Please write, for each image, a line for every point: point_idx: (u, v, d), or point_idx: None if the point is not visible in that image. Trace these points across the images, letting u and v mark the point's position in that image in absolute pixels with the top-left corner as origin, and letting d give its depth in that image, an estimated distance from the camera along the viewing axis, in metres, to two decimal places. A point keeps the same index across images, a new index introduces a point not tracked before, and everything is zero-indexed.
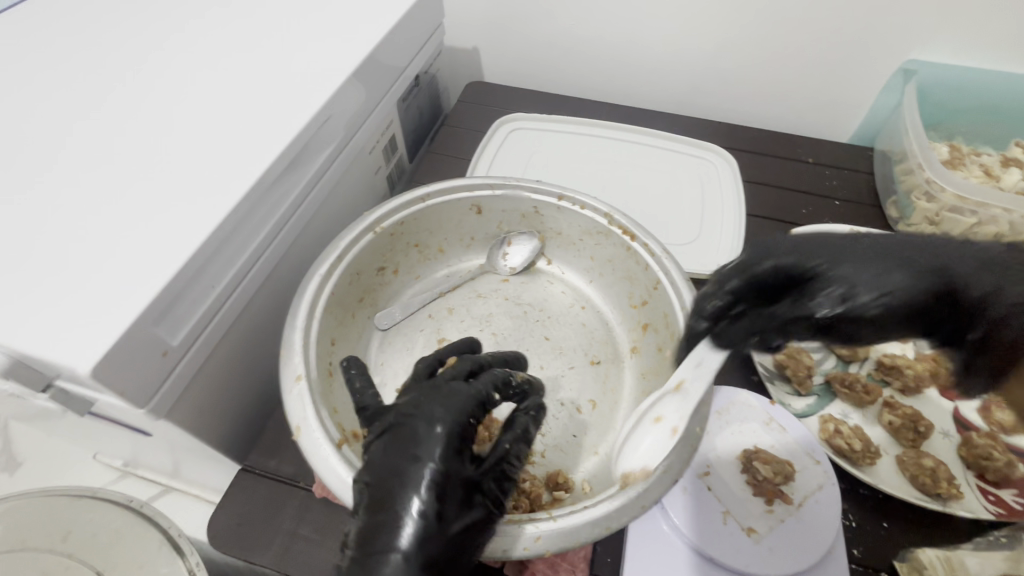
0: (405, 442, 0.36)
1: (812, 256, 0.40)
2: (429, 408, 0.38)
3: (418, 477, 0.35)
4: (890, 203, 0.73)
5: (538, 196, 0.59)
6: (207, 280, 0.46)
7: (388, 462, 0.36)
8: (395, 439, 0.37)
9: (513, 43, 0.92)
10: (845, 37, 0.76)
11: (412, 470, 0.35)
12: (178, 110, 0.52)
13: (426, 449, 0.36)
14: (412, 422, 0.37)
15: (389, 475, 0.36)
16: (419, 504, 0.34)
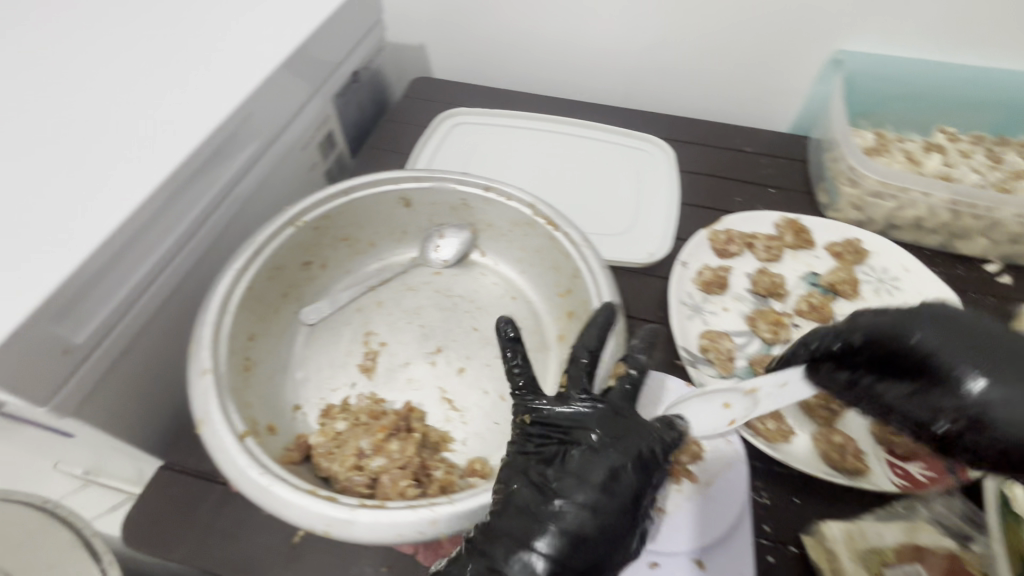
0: (590, 466, 0.40)
1: (942, 356, 0.35)
2: (610, 437, 0.41)
3: (592, 503, 0.39)
4: (821, 190, 0.75)
5: (464, 188, 0.60)
6: (115, 277, 0.46)
7: (560, 477, 0.40)
8: (576, 458, 0.41)
9: (456, 38, 0.92)
10: (776, 29, 0.77)
11: (588, 494, 0.39)
12: (91, 108, 0.52)
13: (617, 479, 0.40)
14: (604, 451, 0.41)
15: (550, 491, 0.40)
16: (583, 526, 0.38)
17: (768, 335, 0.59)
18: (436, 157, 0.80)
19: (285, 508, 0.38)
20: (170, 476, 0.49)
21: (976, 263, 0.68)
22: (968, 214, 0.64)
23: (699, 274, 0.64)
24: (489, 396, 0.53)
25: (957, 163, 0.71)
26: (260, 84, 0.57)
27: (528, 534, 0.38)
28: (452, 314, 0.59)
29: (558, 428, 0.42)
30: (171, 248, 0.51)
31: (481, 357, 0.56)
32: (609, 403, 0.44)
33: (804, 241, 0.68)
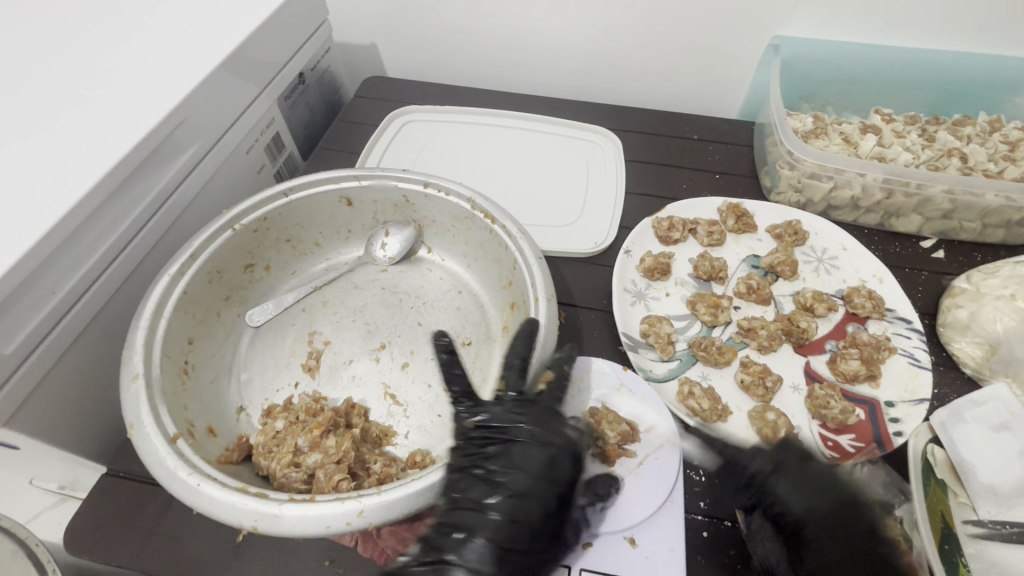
0: (526, 463, 0.44)
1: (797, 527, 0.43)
2: (542, 434, 0.45)
3: (530, 497, 0.42)
4: (764, 173, 0.76)
5: (404, 185, 0.60)
6: (43, 287, 0.45)
7: (503, 477, 0.43)
8: (512, 457, 0.44)
9: (406, 37, 0.92)
10: (716, 18, 0.78)
11: (526, 492, 0.42)
12: (16, 119, 0.51)
13: (552, 474, 0.43)
14: (538, 447, 0.44)
15: (490, 489, 0.42)
16: (524, 520, 0.41)
17: (708, 317, 0.61)
18: (386, 156, 0.80)
19: (214, 506, 0.39)
20: (113, 482, 0.49)
21: (912, 239, 0.70)
22: (900, 192, 0.66)
23: (642, 261, 0.65)
24: (432, 389, 0.54)
25: (891, 144, 0.73)
26: (193, 89, 0.57)
27: (471, 534, 0.40)
28: (397, 310, 0.60)
29: (498, 428, 0.46)
30: (104, 256, 0.51)
31: (425, 351, 0.57)
32: (545, 404, 0.48)
33: (746, 225, 0.69)
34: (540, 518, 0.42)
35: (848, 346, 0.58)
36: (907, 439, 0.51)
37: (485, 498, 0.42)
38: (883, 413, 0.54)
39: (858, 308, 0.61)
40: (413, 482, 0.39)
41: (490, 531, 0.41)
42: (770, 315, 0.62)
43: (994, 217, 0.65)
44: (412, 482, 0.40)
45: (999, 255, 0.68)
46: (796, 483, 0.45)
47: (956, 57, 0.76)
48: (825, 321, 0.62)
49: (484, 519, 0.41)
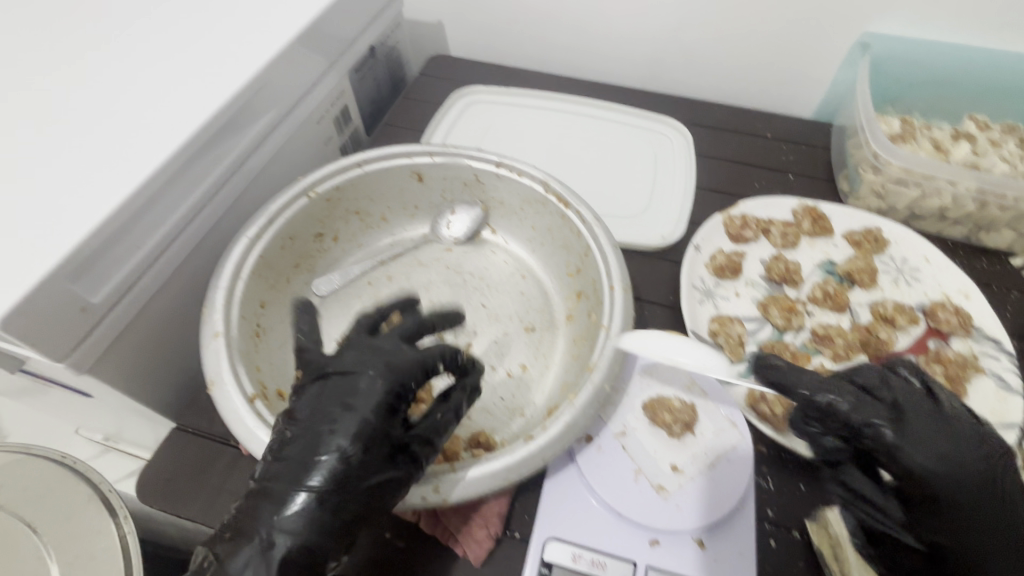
0: (337, 395, 0.39)
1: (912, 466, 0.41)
2: (357, 368, 0.40)
3: (348, 426, 0.37)
4: (841, 177, 0.73)
5: (477, 163, 0.59)
6: (131, 239, 0.47)
7: (322, 405, 0.38)
8: (334, 382, 0.40)
9: (474, 16, 0.91)
10: (802, 12, 0.75)
11: (345, 416, 0.38)
12: (108, 73, 0.52)
13: (371, 395, 0.38)
14: (352, 375, 0.39)
15: (314, 417, 0.38)
16: (341, 448, 0.37)
17: (781, 321, 0.59)
18: (449, 136, 0.79)
19: None
20: (184, 437, 0.51)
21: (1000, 256, 0.66)
22: (995, 204, 0.62)
23: (712, 259, 0.63)
24: (494, 372, 0.54)
25: (986, 153, 0.68)
26: (276, 56, 0.57)
27: (295, 465, 0.37)
28: (461, 290, 0.60)
29: (339, 354, 0.41)
30: (185, 214, 0.51)
31: (489, 333, 0.56)
32: (376, 340, 0.42)
33: (822, 229, 0.67)
34: (358, 447, 0.37)
35: (931, 363, 0.55)
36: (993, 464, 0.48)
37: (300, 425, 0.38)
38: None
39: (942, 324, 0.57)
40: (488, 463, 0.39)
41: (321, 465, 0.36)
42: (846, 324, 0.60)
43: None
44: (486, 464, 0.39)
45: None
46: (915, 438, 0.41)
47: None
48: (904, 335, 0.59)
49: (307, 451, 0.37)
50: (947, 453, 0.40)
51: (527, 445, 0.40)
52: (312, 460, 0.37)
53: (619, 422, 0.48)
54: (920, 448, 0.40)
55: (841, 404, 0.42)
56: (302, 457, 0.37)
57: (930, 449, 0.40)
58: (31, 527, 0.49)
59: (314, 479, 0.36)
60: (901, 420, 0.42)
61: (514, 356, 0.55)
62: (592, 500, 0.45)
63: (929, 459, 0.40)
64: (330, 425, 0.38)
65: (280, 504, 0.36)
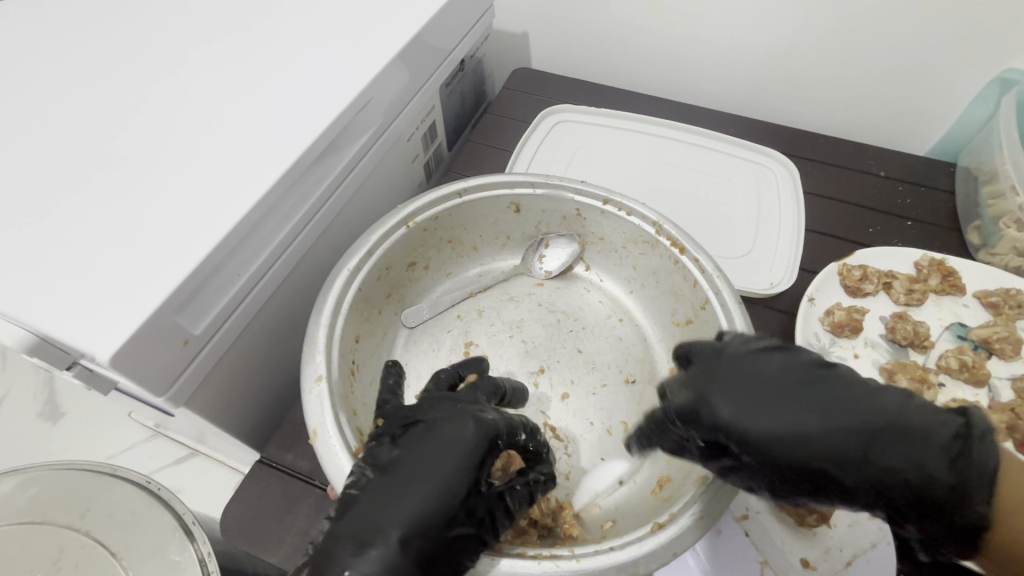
0: (419, 449, 0.36)
1: (839, 435, 0.33)
2: (433, 432, 0.37)
3: (436, 476, 0.34)
4: (971, 228, 0.66)
5: (581, 198, 0.56)
6: (232, 268, 0.45)
7: (406, 457, 0.35)
8: (413, 438, 0.37)
9: (563, 28, 0.87)
10: (939, 40, 0.67)
11: (429, 465, 0.35)
12: (214, 88, 0.50)
13: (455, 453, 0.35)
14: (425, 441, 0.36)
15: (400, 464, 0.35)
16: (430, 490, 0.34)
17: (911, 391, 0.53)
18: (535, 158, 0.76)
19: None
20: (268, 471, 0.49)
21: None
22: None
23: (829, 314, 0.58)
24: (594, 428, 0.50)
25: None
26: (379, 73, 0.55)
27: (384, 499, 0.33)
28: (556, 332, 0.56)
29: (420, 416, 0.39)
30: (283, 240, 0.49)
31: (586, 383, 0.52)
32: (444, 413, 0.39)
33: (952, 287, 0.60)
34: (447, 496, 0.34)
35: None
36: None
37: (379, 474, 0.35)
38: None
39: None
40: (616, 552, 0.36)
41: (383, 542, 0.31)
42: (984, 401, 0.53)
43: None
44: (613, 552, 0.36)
45: None
46: (782, 402, 0.35)
47: None
48: None
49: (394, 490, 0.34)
50: (816, 407, 0.34)
51: (657, 535, 0.37)
52: (371, 538, 0.31)
53: (739, 503, 0.44)
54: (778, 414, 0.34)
55: (793, 422, 0.34)
56: (385, 496, 0.33)
57: (811, 404, 0.34)
58: (115, 553, 0.51)
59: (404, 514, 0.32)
60: (803, 400, 0.35)
61: (614, 411, 0.51)
62: (691, 562, 0.44)
63: (784, 425, 0.34)
64: (414, 474, 0.34)
65: (371, 541, 0.31)
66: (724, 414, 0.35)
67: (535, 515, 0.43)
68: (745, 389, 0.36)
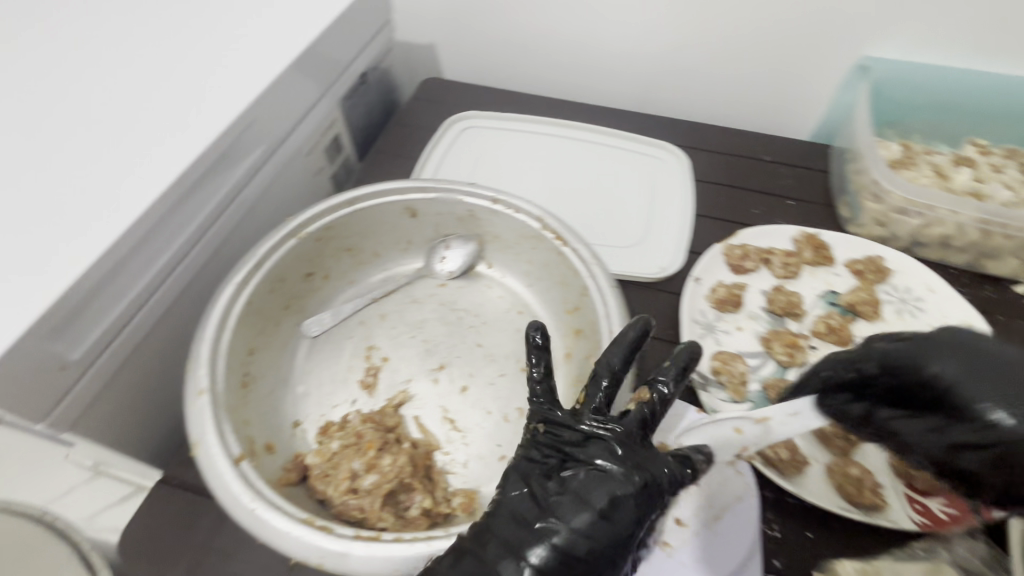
0: (596, 492, 0.38)
1: (972, 379, 0.36)
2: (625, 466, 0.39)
3: (620, 514, 0.37)
4: (842, 203, 0.72)
5: (471, 199, 0.58)
6: (114, 290, 0.45)
7: (526, 534, 0.37)
8: (614, 499, 0.37)
9: (468, 39, 0.90)
10: (801, 31, 0.74)
11: (624, 511, 0.37)
12: (96, 115, 0.51)
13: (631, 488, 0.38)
14: (611, 479, 0.38)
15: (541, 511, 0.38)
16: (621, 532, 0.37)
17: (784, 356, 0.57)
18: (442, 164, 0.78)
19: (282, 538, 0.37)
20: (167, 492, 0.48)
21: (1005, 284, 0.65)
22: (1000, 233, 0.61)
23: (713, 291, 0.62)
24: (491, 417, 0.52)
25: (989, 179, 0.67)
26: (265, 90, 0.56)
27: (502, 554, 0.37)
28: (456, 329, 0.58)
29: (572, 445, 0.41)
30: (170, 261, 0.50)
31: (485, 374, 0.55)
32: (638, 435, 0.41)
33: (822, 258, 0.66)
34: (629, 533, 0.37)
35: None
36: None
37: (556, 519, 0.37)
38: None
39: None
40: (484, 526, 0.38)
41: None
42: None
43: None
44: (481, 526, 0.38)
45: None
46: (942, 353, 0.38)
47: None
48: None
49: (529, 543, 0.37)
50: (961, 360, 0.37)
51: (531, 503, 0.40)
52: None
53: None
54: (940, 365, 0.37)
55: (950, 377, 0.37)
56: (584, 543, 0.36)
57: (959, 361, 0.37)
58: None
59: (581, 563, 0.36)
60: (937, 357, 0.38)
61: (512, 399, 0.53)
62: None
63: (964, 381, 0.36)
64: (546, 524, 0.37)
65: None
66: (902, 358, 0.39)
67: (427, 505, 0.44)
68: (917, 350, 0.39)
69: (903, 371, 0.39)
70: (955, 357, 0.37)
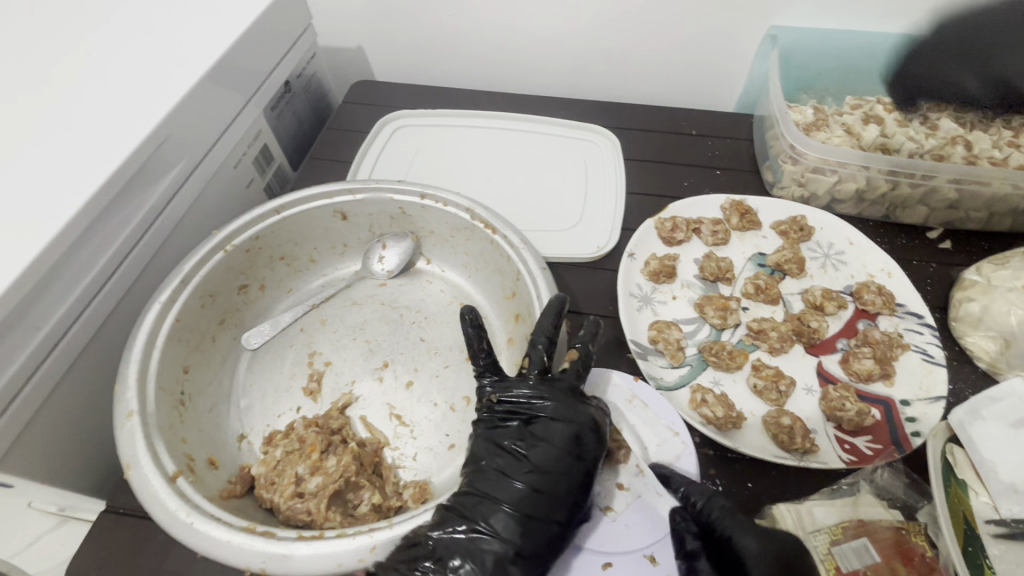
0: (558, 444, 0.42)
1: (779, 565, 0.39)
2: (575, 418, 0.43)
3: (583, 457, 0.42)
4: (765, 168, 0.75)
5: (400, 196, 0.59)
6: (30, 321, 0.44)
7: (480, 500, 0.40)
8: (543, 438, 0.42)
9: (394, 39, 0.90)
10: (711, 10, 0.76)
11: (584, 448, 0.42)
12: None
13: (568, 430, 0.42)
14: (569, 431, 0.42)
15: (507, 473, 0.41)
16: (586, 470, 0.42)
17: (717, 320, 0.60)
18: (377, 165, 0.78)
19: (220, 548, 0.37)
20: (114, 519, 0.47)
21: (917, 230, 0.69)
22: (906, 183, 0.64)
23: (646, 265, 0.64)
24: (438, 408, 0.53)
25: (894, 134, 0.72)
26: (176, 105, 0.55)
27: (482, 517, 0.39)
28: (398, 326, 0.59)
29: (519, 408, 0.44)
30: (90, 286, 0.49)
31: (429, 367, 0.55)
32: (573, 391, 0.45)
33: (750, 223, 0.68)
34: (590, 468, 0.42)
35: (860, 345, 0.58)
36: (925, 440, 0.50)
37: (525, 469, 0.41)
38: (898, 412, 0.53)
39: (868, 305, 0.60)
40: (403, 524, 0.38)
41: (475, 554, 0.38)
42: (780, 315, 0.62)
43: (1002, 205, 0.64)
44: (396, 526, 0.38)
45: (1009, 244, 0.67)
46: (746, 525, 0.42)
47: None
48: (835, 319, 0.61)
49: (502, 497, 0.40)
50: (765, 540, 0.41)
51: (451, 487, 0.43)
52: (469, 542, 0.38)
53: None
54: (745, 537, 0.41)
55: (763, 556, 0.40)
56: (554, 483, 0.41)
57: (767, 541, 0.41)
58: None
59: (556, 500, 0.40)
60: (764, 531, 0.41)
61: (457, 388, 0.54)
62: None
63: (767, 549, 0.40)
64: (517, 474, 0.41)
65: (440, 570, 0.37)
66: (725, 521, 0.42)
67: (375, 500, 0.44)
68: (732, 514, 0.43)
69: (725, 534, 0.42)
70: (757, 534, 0.41)
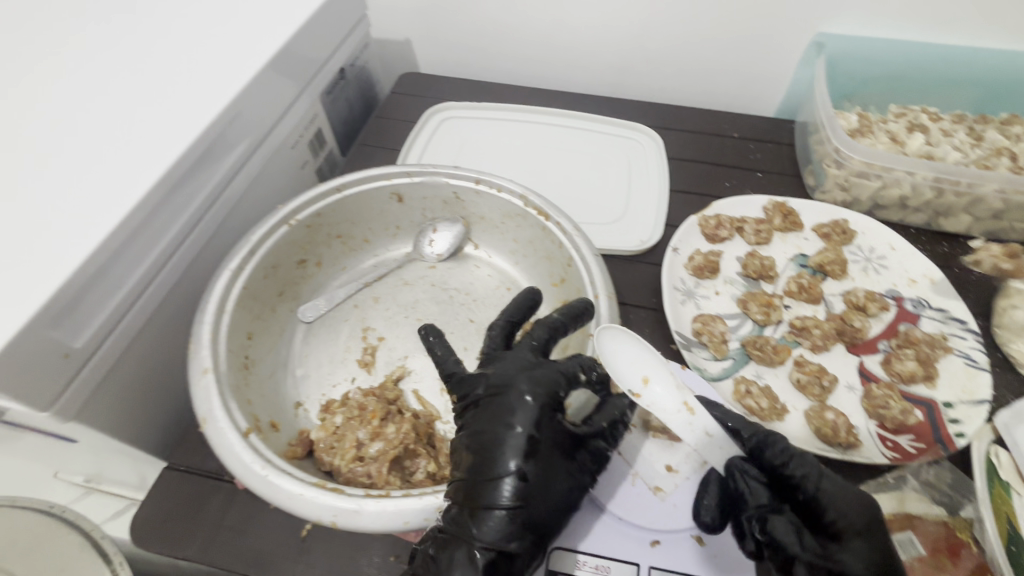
0: (498, 411, 0.41)
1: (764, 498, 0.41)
2: (512, 374, 0.42)
3: (526, 402, 0.40)
4: (807, 172, 0.76)
5: (455, 181, 0.61)
6: (111, 280, 0.46)
7: (470, 475, 0.39)
8: (491, 413, 0.41)
9: (443, 33, 0.92)
10: (761, 15, 0.77)
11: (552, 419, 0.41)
12: (90, 111, 0.52)
13: (529, 404, 0.40)
14: (502, 391, 0.42)
15: (476, 448, 0.40)
16: (535, 414, 0.40)
17: (761, 315, 0.61)
18: (425, 153, 0.80)
19: (292, 500, 0.39)
20: (176, 476, 0.49)
21: (959, 239, 0.69)
22: (951, 191, 0.65)
23: (691, 259, 0.65)
24: None
25: (939, 143, 0.73)
26: (248, 84, 0.57)
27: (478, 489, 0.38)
28: (448, 307, 0.60)
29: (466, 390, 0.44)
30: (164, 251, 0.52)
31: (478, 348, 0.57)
32: (513, 356, 0.45)
33: (793, 224, 0.69)
34: (544, 414, 0.41)
35: (902, 345, 0.58)
36: (970, 441, 0.50)
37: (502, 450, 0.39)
38: (941, 414, 0.53)
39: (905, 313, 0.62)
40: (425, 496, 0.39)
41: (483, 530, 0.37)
42: (821, 314, 0.63)
43: None
44: (421, 496, 0.39)
45: None
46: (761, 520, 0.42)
47: (1009, 56, 0.74)
48: (877, 320, 0.62)
49: (486, 471, 0.39)
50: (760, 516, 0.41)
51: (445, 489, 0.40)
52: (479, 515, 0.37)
53: None
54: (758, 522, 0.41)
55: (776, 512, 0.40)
56: (518, 439, 0.39)
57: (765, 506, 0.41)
58: None
59: (525, 455, 0.39)
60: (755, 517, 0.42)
61: None
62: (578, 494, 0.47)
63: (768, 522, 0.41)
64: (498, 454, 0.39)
65: (465, 552, 0.37)
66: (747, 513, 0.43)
67: (432, 469, 0.46)
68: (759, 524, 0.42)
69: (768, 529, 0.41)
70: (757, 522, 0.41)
